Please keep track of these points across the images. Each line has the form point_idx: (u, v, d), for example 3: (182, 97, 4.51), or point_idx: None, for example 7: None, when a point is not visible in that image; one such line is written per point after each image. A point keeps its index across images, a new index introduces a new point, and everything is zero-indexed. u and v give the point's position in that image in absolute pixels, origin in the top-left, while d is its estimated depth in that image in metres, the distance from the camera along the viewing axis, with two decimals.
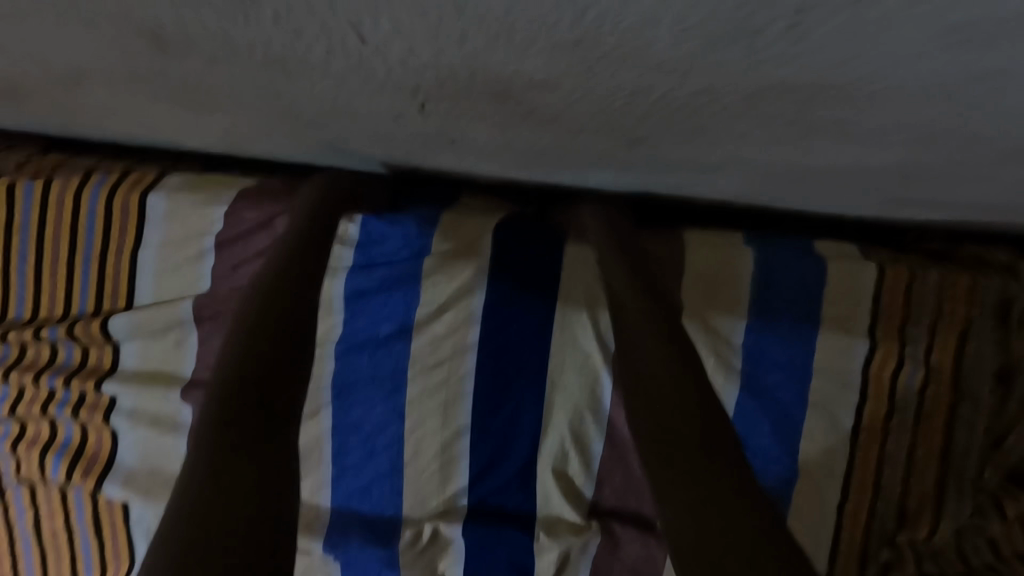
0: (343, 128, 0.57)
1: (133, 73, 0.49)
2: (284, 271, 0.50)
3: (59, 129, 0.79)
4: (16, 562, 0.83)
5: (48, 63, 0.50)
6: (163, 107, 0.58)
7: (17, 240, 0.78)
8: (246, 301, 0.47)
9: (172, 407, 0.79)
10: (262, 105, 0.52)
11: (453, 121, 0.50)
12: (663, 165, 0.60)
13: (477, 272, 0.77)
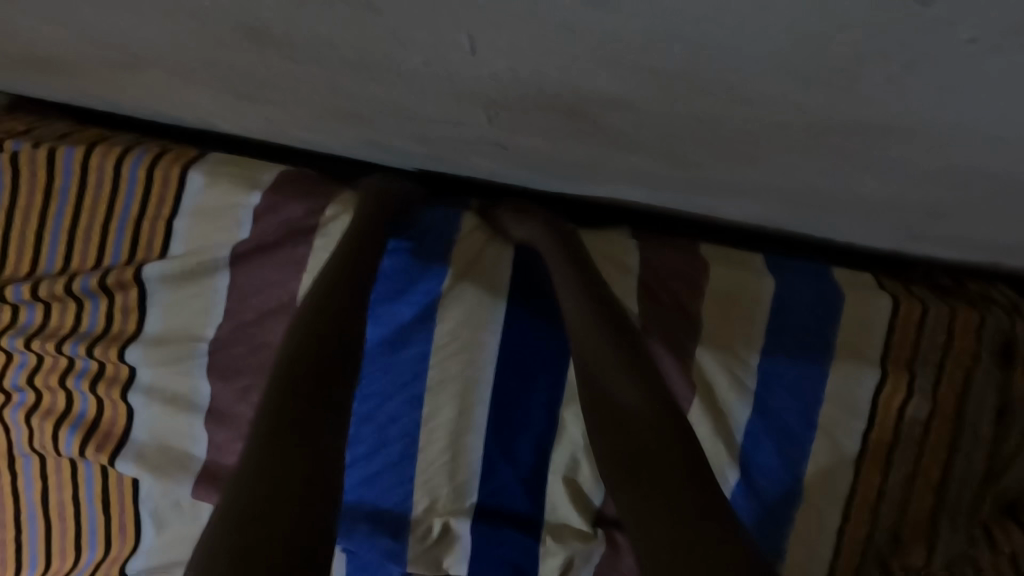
0: (395, 129, 0.58)
1: (211, 60, 0.50)
2: (339, 288, 0.55)
3: (98, 104, 0.80)
4: (18, 534, 0.82)
5: (122, 48, 0.52)
6: (221, 95, 0.60)
7: (53, 203, 0.78)
8: (301, 313, 0.52)
9: (192, 385, 0.80)
10: (330, 101, 0.54)
11: (517, 132, 0.52)
12: (699, 187, 0.62)
13: (502, 261, 0.80)
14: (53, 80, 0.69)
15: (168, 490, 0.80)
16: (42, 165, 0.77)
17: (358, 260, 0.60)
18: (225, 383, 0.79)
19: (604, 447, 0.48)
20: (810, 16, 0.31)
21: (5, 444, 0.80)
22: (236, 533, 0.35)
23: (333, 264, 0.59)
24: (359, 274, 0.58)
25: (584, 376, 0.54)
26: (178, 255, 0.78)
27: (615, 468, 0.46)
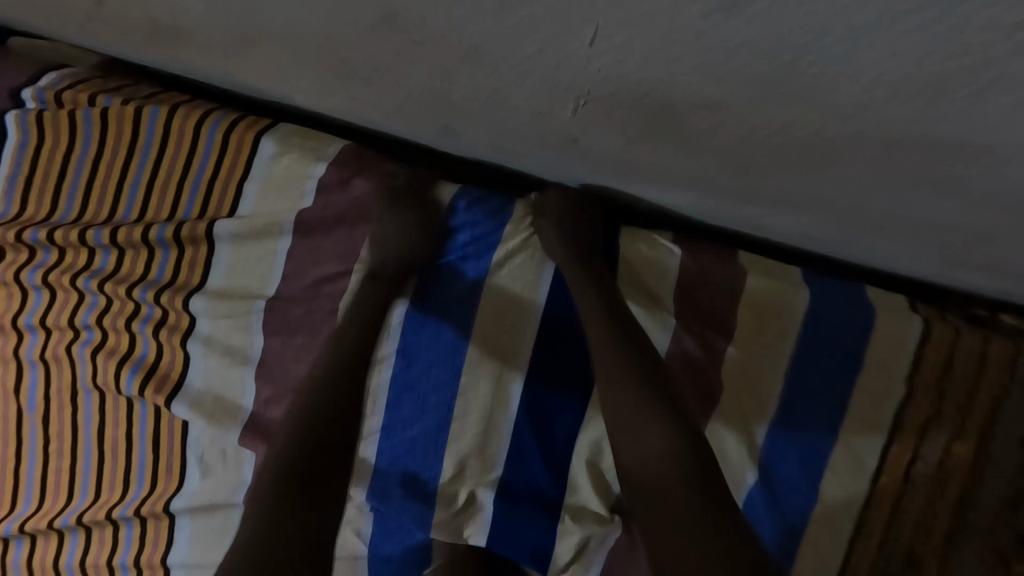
0: (475, 112, 0.62)
1: (324, 37, 0.54)
2: (314, 438, 0.74)
3: (184, 70, 0.85)
4: (72, 464, 0.87)
5: (241, 23, 0.57)
6: (316, 67, 0.64)
7: (135, 157, 0.83)
8: (290, 438, 0.73)
9: (247, 340, 0.85)
10: (425, 82, 0.58)
11: (598, 123, 0.56)
12: (751, 195, 0.65)
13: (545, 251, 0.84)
14: (156, 43, 0.74)
15: (217, 435, 0.85)
16: (126, 121, 0.82)
17: (332, 381, 0.78)
18: (279, 342, 0.84)
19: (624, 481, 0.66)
20: (924, 31, 0.33)
21: (69, 378, 0.85)
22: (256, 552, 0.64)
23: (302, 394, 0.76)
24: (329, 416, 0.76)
25: (612, 415, 0.69)
26: (246, 216, 0.84)
27: (631, 488, 0.65)
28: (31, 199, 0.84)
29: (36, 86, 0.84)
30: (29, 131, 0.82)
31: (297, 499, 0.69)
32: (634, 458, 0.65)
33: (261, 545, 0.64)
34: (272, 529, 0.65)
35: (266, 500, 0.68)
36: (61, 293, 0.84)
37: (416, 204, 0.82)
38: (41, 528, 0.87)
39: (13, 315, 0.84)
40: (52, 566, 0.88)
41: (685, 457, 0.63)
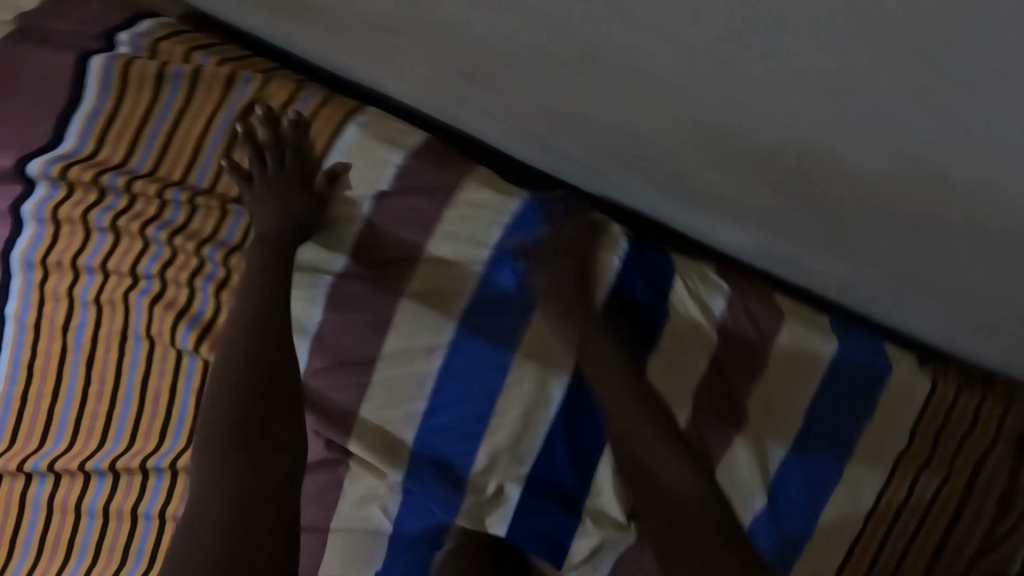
0: (590, 124, 0.67)
1: (474, 35, 0.59)
2: (248, 422, 0.75)
3: (281, 40, 0.86)
4: (112, 406, 0.87)
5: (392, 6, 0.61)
6: (441, 59, 0.69)
7: (220, 117, 0.85)
8: (223, 423, 0.75)
9: (308, 312, 0.88)
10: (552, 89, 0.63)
11: (707, 154, 0.62)
12: (817, 241, 0.72)
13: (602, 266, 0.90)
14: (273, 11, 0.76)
15: None
16: (219, 82, 0.84)
17: (257, 363, 0.77)
18: (338, 316, 0.87)
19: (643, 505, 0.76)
20: None
21: (120, 324, 0.85)
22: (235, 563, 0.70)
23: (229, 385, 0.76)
24: (259, 401, 0.76)
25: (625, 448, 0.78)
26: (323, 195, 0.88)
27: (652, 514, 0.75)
28: (107, 140, 0.83)
29: (133, 32, 0.84)
30: (116, 72, 0.82)
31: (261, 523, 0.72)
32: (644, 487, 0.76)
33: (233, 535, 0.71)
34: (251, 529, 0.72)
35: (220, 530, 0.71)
36: (125, 238, 0.84)
37: (302, 181, 0.83)
38: (68, 469, 0.87)
39: (71, 253, 0.84)
40: (75, 507, 0.88)
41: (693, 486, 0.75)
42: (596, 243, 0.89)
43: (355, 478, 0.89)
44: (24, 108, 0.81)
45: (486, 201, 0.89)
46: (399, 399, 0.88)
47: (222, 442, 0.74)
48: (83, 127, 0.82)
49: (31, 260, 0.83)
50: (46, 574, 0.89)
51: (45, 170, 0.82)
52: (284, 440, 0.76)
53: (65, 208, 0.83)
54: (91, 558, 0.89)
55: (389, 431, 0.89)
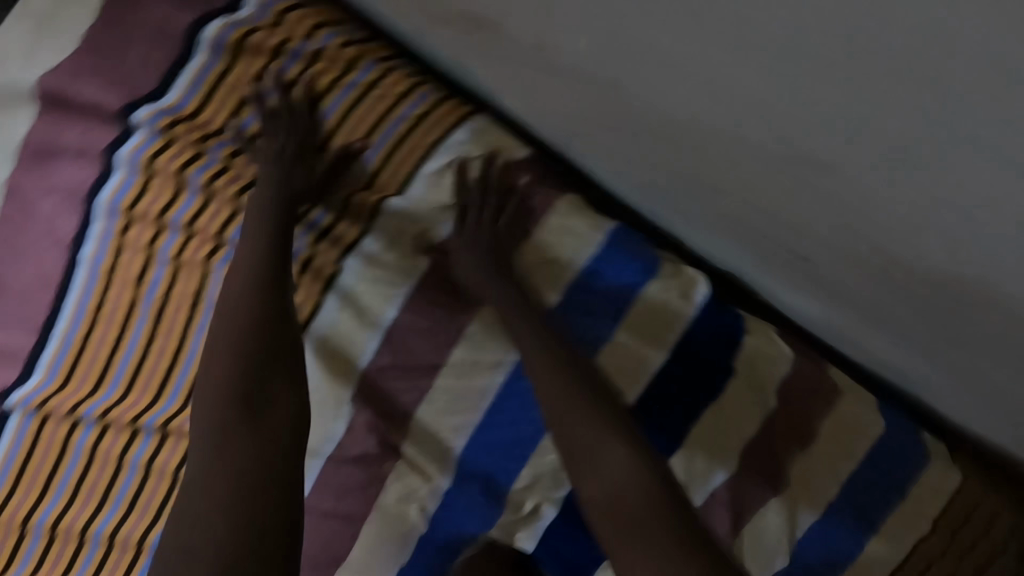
0: (730, 185, 0.67)
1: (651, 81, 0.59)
2: (245, 397, 0.73)
3: (406, 31, 0.85)
4: (170, 367, 0.86)
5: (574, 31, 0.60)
6: (590, 92, 0.68)
7: (330, 98, 0.83)
8: (220, 400, 0.73)
9: (383, 308, 0.86)
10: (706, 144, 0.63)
11: (849, 236, 0.63)
12: (915, 331, 0.74)
13: (678, 316, 0.89)
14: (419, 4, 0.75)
15: (327, 387, 0.87)
16: (338, 65, 0.83)
17: (258, 335, 0.75)
18: (413, 319, 0.87)
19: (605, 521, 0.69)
20: None
21: (192, 287, 0.84)
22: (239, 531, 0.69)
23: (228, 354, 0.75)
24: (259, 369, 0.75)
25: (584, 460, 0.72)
26: (416, 198, 0.85)
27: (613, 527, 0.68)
28: (214, 100, 0.81)
29: None
30: (238, 37, 0.81)
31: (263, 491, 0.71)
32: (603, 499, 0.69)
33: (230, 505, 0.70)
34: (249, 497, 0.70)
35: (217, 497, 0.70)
36: (216, 202, 0.82)
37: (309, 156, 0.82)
38: (118, 421, 0.87)
39: (159, 208, 0.82)
40: (117, 458, 0.88)
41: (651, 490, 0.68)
42: (675, 290, 0.89)
43: (400, 475, 0.90)
44: (137, 51, 0.79)
45: (577, 229, 0.88)
46: (455, 410, 0.89)
47: (218, 425, 0.72)
48: (193, 82, 0.80)
49: (117, 207, 0.82)
50: (76, 519, 0.89)
51: (151, 121, 0.80)
52: (281, 408, 0.74)
53: (161, 161, 0.81)
54: (123, 510, 0.89)
55: (440, 437, 0.90)
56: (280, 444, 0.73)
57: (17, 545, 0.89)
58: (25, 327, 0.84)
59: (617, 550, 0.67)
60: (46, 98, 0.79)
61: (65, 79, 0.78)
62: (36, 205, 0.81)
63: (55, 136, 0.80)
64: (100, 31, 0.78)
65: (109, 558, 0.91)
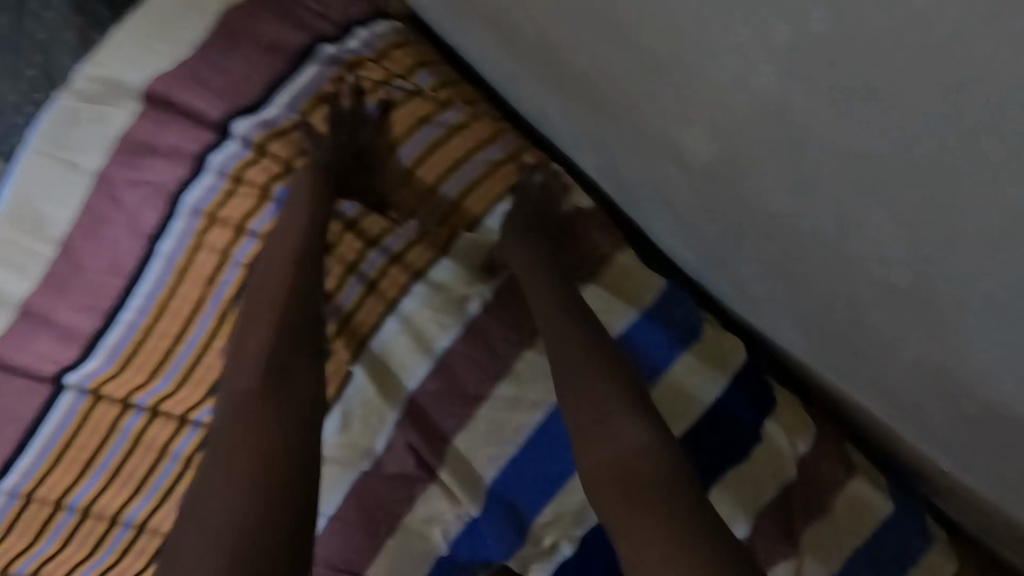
0: (788, 281, 0.70)
1: (742, 172, 0.62)
2: (262, 388, 0.65)
3: (495, 78, 0.89)
4: (227, 364, 0.89)
5: (673, 110, 0.64)
6: (672, 165, 0.71)
7: (419, 131, 0.88)
8: (238, 394, 0.65)
9: (439, 335, 0.89)
10: (777, 236, 0.66)
11: (891, 358, 0.65)
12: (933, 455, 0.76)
13: (718, 374, 0.93)
14: (520, 59, 0.79)
15: (375, 404, 0.90)
16: (430, 104, 0.88)
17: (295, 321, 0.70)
18: (465, 350, 0.90)
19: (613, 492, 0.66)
20: None
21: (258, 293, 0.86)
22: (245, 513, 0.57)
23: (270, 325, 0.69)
24: (280, 359, 0.67)
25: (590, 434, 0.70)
26: (485, 235, 0.90)
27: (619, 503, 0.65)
28: (309, 121, 0.85)
29: (369, 31, 0.87)
30: (342, 69, 0.85)
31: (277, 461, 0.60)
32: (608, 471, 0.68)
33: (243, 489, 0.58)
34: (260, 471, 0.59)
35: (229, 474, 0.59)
36: None
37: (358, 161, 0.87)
38: (170, 411, 0.90)
39: (241, 215, 0.85)
40: (160, 448, 0.91)
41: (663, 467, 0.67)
42: (716, 350, 0.94)
43: (429, 496, 0.93)
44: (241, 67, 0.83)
45: (635, 280, 0.92)
46: (494, 440, 0.92)
47: (230, 421, 0.63)
48: (291, 103, 0.84)
49: (201, 209, 0.85)
50: (110, 502, 0.91)
51: (248, 135, 0.84)
52: (297, 402, 0.65)
53: (251, 172, 0.84)
54: (156, 500, 0.92)
55: (474, 463, 0.92)
56: (290, 443, 0.62)
57: (47, 522, 0.91)
58: (91, 311, 0.87)
59: (627, 530, 0.63)
60: (151, 97, 0.82)
61: (170, 84, 0.82)
62: (120, 198, 0.84)
63: (150, 135, 0.83)
64: (210, 44, 0.82)
65: (133, 546, 0.92)
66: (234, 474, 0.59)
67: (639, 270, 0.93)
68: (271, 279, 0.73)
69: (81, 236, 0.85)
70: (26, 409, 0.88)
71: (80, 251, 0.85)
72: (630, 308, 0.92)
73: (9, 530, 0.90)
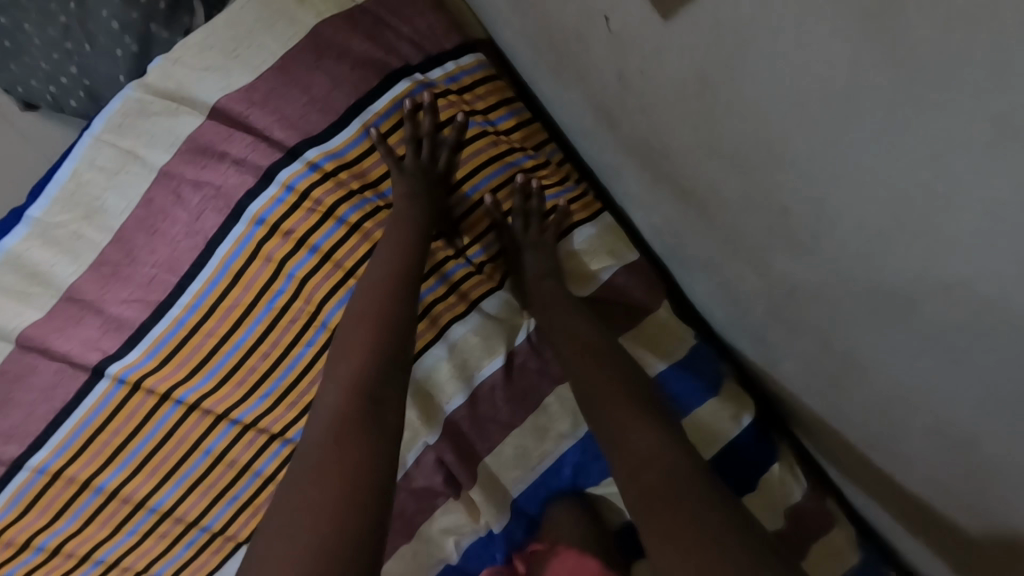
0: (821, 373, 0.74)
1: (793, 289, 0.64)
2: (358, 413, 0.63)
3: (567, 122, 0.91)
4: (269, 368, 0.90)
5: (735, 221, 0.64)
6: (728, 251, 0.72)
7: (491, 167, 0.89)
8: (330, 416, 0.63)
9: (482, 364, 0.91)
10: (818, 345, 0.68)
11: (907, 461, 0.69)
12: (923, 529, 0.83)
13: (732, 422, 0.98)
14: (594, 116, 0.79)
15: (414, 423, 0.92)
16: (504, 146, 0.89)
17: (397, 339, 0.70)
18: (502, 382, 0.92)
19: (634, 491, 0.68)
20: None
21: (312, 308, 0.86)
22: (327, 531, 0.55)
23: (373, 340, 0.69)
24: (376, 390, 0.65)
25: (615, 438, 0.74)
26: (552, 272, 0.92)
27: (638, 500, 0.67)
28: (386, 144, 0.83)
29: (457, 64, 0.88)
30: (422, 98, 0.84)
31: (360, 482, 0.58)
32: (628, 473, 0.70)
33: (331, 502, 0.56)
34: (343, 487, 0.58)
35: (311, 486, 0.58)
36: (359, 236, 0.83)
37: (435, 184, 0.84)
38: (209, 408, 0.92)
39: (305, 229, 0.83)
40: (194, 441, 0.93)
41: (677, 469, 0.68)
42: (731, 404, 0.99)
43: (449, 509, 0.95)
44: (325, 86, 0.82)
45: (669, 330, 0.97)
46: (520, 463, 0.94)
47: (321, 444, 0.61)
48: (366, 127, 0.83)
49: (264, 219, 0.83)
50: (139, 487, 0.94)
51: (318, 161, 0.82)
52: (388, 432, 0.63)
53: (319, 190, 0.82)
54: (185, 488, 0.95)
55: (494, 484, 0.94)
56: (382, 476, 0.60)
57: (74, 498, 0.93)
58: (139, 305, 0.87)
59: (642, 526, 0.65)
60: (227, 105, 0.81)
61: (252, 95, 0.81)
62: (182, 198, 0.83)
63: (221, 140, 0.81)
64: (297, 58, 0.81)
65: (156, 528, 0.96)
66: (324, 494, 0.57)
67: (672, 322, 0.97)
68: (365, 295, 0.73)
69: (134, 229, 0.84)
70: (62, 393, 0.89)
71: (132, 245, 0.85)
72: (664, 355, 0.96)
73: (33, 504, 0.91)
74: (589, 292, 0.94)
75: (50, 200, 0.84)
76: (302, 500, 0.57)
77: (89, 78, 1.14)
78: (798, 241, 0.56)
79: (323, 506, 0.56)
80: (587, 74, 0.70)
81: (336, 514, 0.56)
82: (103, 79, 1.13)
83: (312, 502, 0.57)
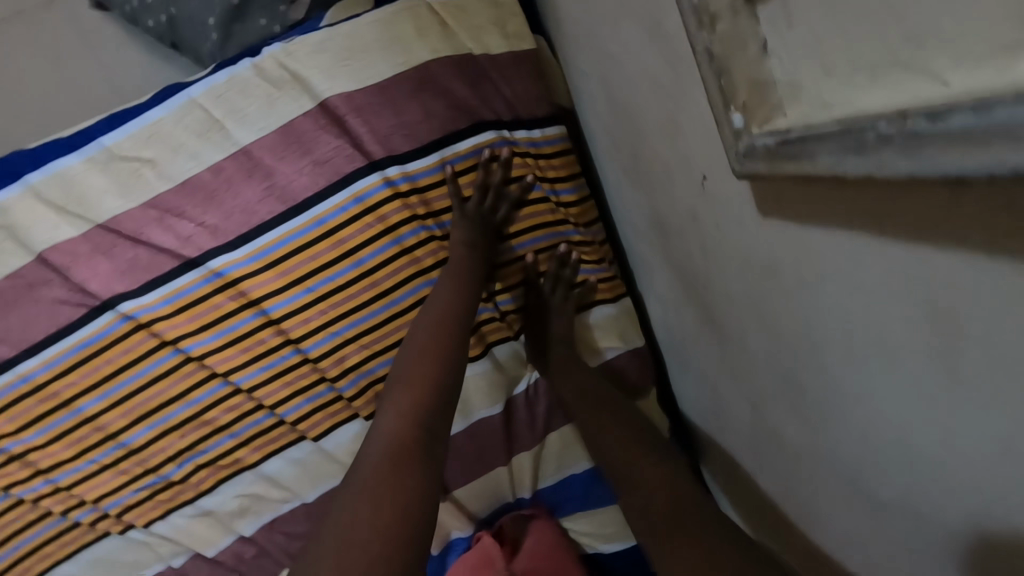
0: (777, 508, 0.81)
1: (779, 439, 0.71)
2: (412, 442, 0.68)
3: (620, 210, 0.98)
4: (277, 347, 0.93)
5: (748, 365, 0.71)
6: (732, 381, 0.79)
7: (541, 230, 0.96)
8: (387, 443, 0.68)
9: (481, 405, 0.95)
10: (786, 488, 0.75)
11: None
12: None
13: None
14: (647, 221, 0.87)
15: None
16: (558, 215, 0.97)
17: (447, 380, 0.75)
18: (489, 424, 0.96)
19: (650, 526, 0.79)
20: None
21: (338, 308, 0.91)
22: (380, 553, 0.57)
23: (429, 381, 0.74)
24: (431, 423, 0.71)
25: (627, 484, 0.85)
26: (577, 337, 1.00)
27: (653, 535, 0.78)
28: (456, 183, 0.89)
29: (541, 132, 0.96)
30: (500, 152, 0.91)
31: (411, 515, 0.61)
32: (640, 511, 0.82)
33: (386, 531, 0.59)
34: (397, 516, 0.61)
35: (367, 510, 0.61)
36: (407, 259, 0.90)
37: (490, 232, 0.90)
38: (208, 365, 0.93)
39: (359, 240, 0.88)
40: (181, 392, 0.94)
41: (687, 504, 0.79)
42: None
43: None
44: (419, 117, 0.88)
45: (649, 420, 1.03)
46: (486, 498, 0.99)
47: (376, 466, 0.65)
48: (443, 162, 0.89)
49: (326, 221, 0.87)
50: (112, 420, 0.94)
51: (395, 179, 0.88)
52: (435, 463, 0.68)
53: (387, 207, 0.88)
54: (158, 432, 0.96)
55: (451, 512, 0.96)
56: (430, 507, 0.63)
57: (46, 414, 0.92)
58: (174, 254, 0.89)
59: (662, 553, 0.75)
60: (326, 106, 0.86)
61: (349, 103, 0.86)
62: (253, 177, 0.86)
63: (309, 135, 0.86)
64: (401, 84, 0.87)
65: (119, 463, 0.96)
66: (378, 516, 0.60)
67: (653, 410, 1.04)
68: (418, 330, 0.79)
69: (196, 186, 0.87)
70: (71, 311, 0.89)
71: (189, 198, 0.87)
72: None
73: (4, 409, 0.90)
74: (596, 361, 1.01)
75: (124, 135, 0.86)
76: (362, 521, 0.60)
77: (174, 9, 1.07)
78: (796, 412, 0.63)
79: (377, 532, 0.59)
80: (661, 194, 0.76)
81: (390, 539, 0.59)
82: (190, 19, 1.07)
83: (366, 526, 0.59)
